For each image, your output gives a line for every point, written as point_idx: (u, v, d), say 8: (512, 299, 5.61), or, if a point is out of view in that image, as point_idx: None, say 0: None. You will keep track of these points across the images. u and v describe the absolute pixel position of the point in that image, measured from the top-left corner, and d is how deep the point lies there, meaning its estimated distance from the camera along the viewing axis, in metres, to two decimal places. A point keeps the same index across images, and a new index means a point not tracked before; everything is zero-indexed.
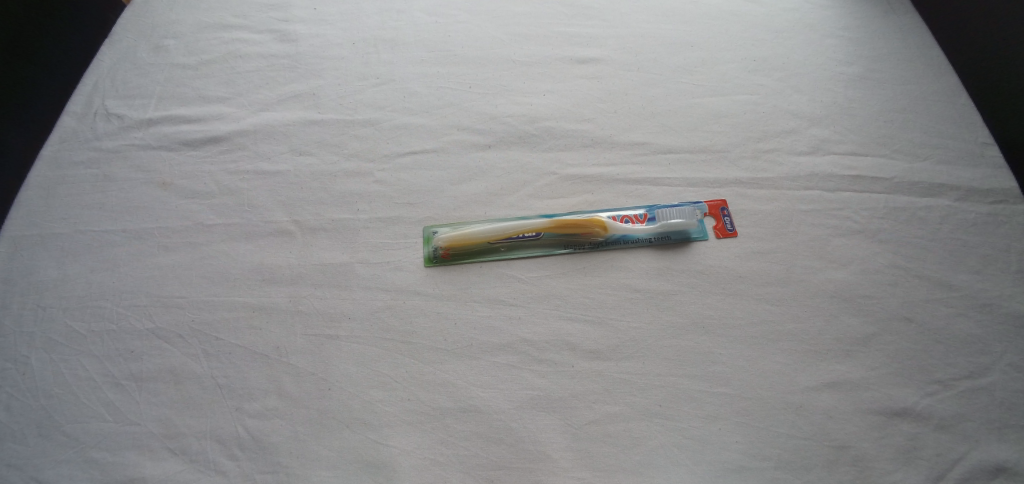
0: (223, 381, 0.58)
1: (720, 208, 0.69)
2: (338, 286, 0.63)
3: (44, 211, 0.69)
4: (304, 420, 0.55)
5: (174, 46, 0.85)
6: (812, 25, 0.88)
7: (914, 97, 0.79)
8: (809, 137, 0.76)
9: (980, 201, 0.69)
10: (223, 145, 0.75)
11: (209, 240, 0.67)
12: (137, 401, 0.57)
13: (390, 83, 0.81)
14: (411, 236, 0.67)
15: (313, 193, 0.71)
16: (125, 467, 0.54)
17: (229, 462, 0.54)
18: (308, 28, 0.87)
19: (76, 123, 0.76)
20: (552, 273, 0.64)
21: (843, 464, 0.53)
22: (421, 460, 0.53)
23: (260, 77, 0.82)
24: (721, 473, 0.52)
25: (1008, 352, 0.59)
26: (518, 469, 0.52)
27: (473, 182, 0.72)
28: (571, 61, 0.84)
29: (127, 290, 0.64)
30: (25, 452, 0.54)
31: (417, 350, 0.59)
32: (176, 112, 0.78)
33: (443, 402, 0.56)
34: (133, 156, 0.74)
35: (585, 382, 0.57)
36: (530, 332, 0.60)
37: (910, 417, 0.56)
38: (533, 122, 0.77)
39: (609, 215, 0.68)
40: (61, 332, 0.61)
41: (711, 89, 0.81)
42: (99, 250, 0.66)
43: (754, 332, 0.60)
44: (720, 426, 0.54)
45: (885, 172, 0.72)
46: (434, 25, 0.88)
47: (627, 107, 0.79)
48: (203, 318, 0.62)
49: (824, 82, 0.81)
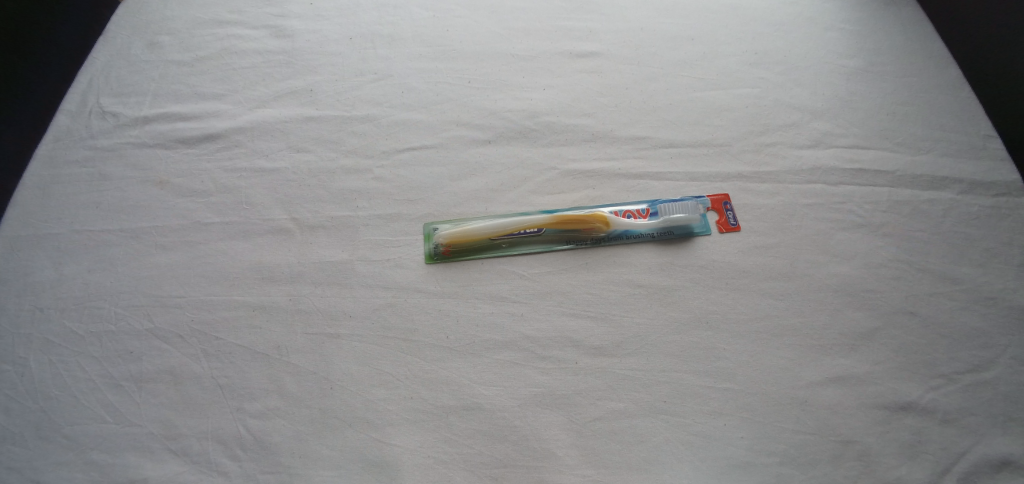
0: (223, 381, 0.57)
1: (723, 202, 0.69)
2: (338, 285, 0.62)
3: (39, 212, 0.68)
4: (305, 420, 0.55)
5: (169, 43, 0.84)
6: (813, 17, 0.87)
7: (915, 89, 0.79)
8: (811, 130, 0.75)
9: (983, 195, 0.69)
10: (220, 143, 0.74)
11: (207, 239, 0.66)
12: (136, 403, 0.57)
13: (388, 79, 0.80)
14: (411, 233, 0.66)
15: (311, 191, 0.70)
16: (125, 468, 0.53)
17: (231, 464, 0.53)
18: (304, 23, 0.86)
19: (71, 122, 0.75)
20: (554, 270, 0.63)
21: (848, 459, 0.52)
22: (424, 459, 0.53)
23: (256, 74, 0.81)
24: (726, 470, 0.52)
25: (1011, 346, 0.59)
26: (522, 467, 0.52)
27: (474, 178, 0.71)
28: (571, 55, 0.83)
29: (124, 291, 0.63)
30: (24, 454, 0.54)
31: (419, 349, 0.58)
32: (171, 109, 0.77)
33: (445, 400, 0.55)
34: (128, 155, 0.73)
35: (590, 379, 0.57)
36: (532, 330, 0.59)
37: (914, 411, 0.55)
38: (533, 118, 0.76)
39: (610, 211, 0.68)
40: (59, 333, 0.60)
41: (712, 83, 0.80)
42: (96, 249, 0.66)
43: (757, 327, 0.60)
44: (724, 423, 0.54)
45: (888, 165, 0.72)
46: (431, 20, 0.87)
47: (627, 101, 0.78)
48: (202, 318, 0.61)
49: (827, 76, 0.81)
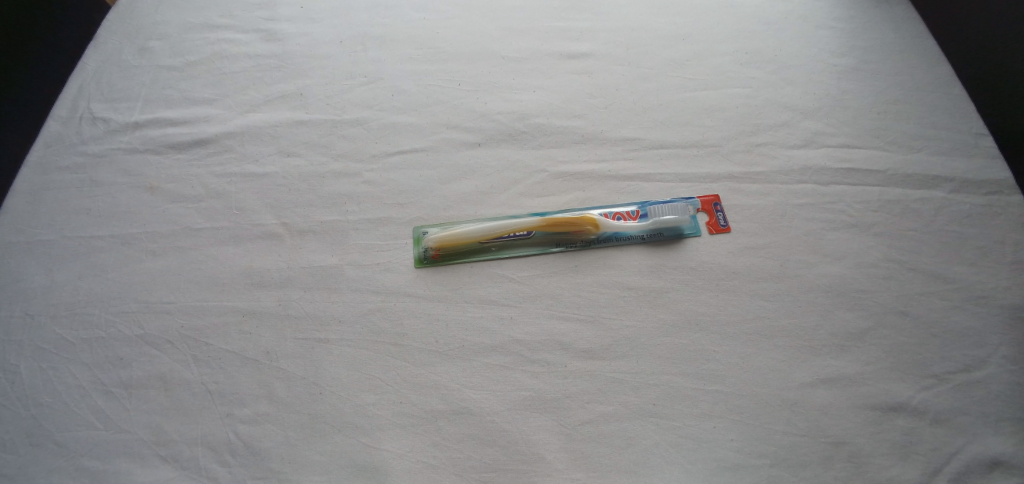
0: (214, 387, 0.57)
1: (714, 204, 0.68)
2: (328, 290, 0.62)
3: (29, 219, 0.68)
4: (295, 425, 0.55)
5: (160, 48, 0.84)
6: (804, 16, 0.87)
7: (907, 87, 0.78)
8: (802, 130, 0.75)
9: (975, 193, 0.69)
10: (211, 148, 0.74)
11: (197, 245, 0.66)
12: (127, 409, 0.57)
13: (378, 82, 0.80)
14: (401, 237, 0.66)
15: (301, 195, 0.70)
16: (116, 475, 0.53)
17: (221, 469, 0.53)
18: (294, 27, 0.86)
19: (62, 128, 0.75)
20: (544, 272, 0.63)
21: (838, 461, 0.52)
22: (413, 464, 0.53)
23: (247, 78, 0.81)
24: (716, 472, 0.52)
25: (1002, 346, 0.59)
26: (511, 471, 0.52)
27: (464, 181, 0.71)
28: (562, 55, 0.83)
29: (114, 297, 0.63)
30: (15, 461, 0.54)
31: (410, 353, 0.58)
32: (162, 115, 0.77)
33: (434, 404, 0.55)
34: (119, 161, 0.73)
35: (579, 382, 0.56)
36: (522, 333, 0.59)
37: (905, 412, 0.55)
38: (524, 119, 0.76)
39: (601, 213, 0.68)
40: (50, 340, 0.60)
41: (703, 82, 0.80)
42: (87, 256, 0.66)
43: (748, 328, 0.60)
44: (714, 425, 0.54)
45: (879, 165, 0.71)
46: (421, 22, 0.87)
47: (617, 102, 0.78)
48: (193, 324, 0.61)
49: (818, 75, 0.80)
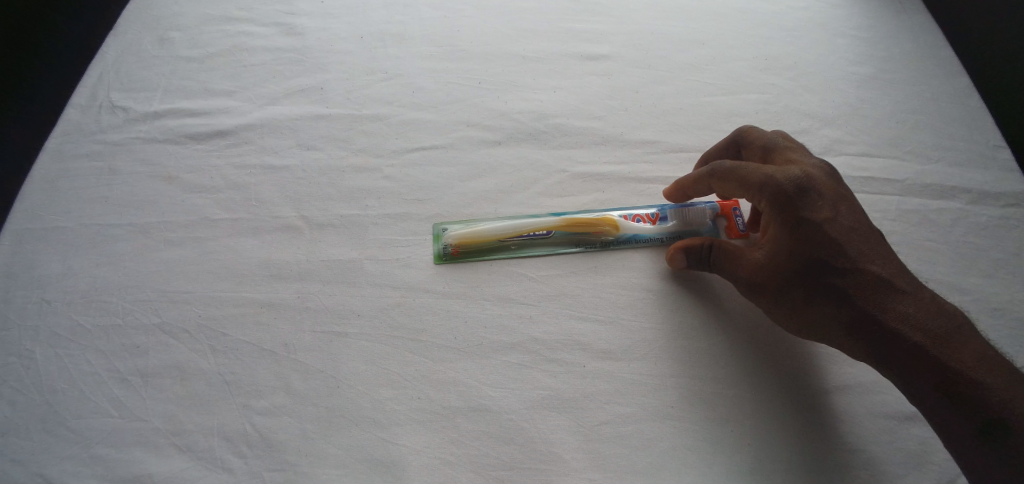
0: (230, 378, 0.57)
1: (732, 208, 0.67)
2: (347, 284, 0.62)
3: (47, 205, 0.68)
4: (312, 418, 0.55)
5: (179, 38, 0.84)
6: (823, 24, 0.87)
7: (925, 97, 0.79)
8: (821, 137, 0.75)
9: (991, 205, 0.69)
10: (230, 140, 0.74)
11: (216, 235, 0.66)
12: (143, 398, 0.56)
13: (398, 78, 0.80)
14: (420, 234, 0.66)
15: (320, 188, 0.70)
16: (131, 463, 0.53)
17: (237, 460, 0.53)
18: (314, 21, 0.86)
19: (80, 116, 0.75)
20: (564, 272, 0.63)
21: (854, 467, 0.53)
22: (430, 460, 0.53)
23: (267, 71, 0.81)
24: (732, 476, 0.52)
25: (1018, 357, 0.59)
26: (528, 470, 0.52)
27: (483, 179, 0.71)
28: (581, 57, 0.83)
29: (132, 286, 0.63)
30: (30, 447, 0.54)
31: (428, 349, 0.58)
32: (182, 105, 0.77)
33: (452, 401, 0.55)
34: (138, 150, 0.73)
35: (597, 383, 0.56)
36: (540, 332, 0.59)
37: (921, 421, 0.55)
38: (543, 119, 0.76)
39: (620, 214, 0.68)
40: (66, 327, 0.60)
41: (722, 88, 0.80)
42: (104, 244, 0.65)
43: (765, 333, 0.60)
44: (731, 429, 0.54)
45: (897, 174, 0.72)
46: (440, 20, 0.87)
47: (636, 105, 0.78)
48: (210, 314, 0.61)
49: (836, 83, 0.81)
